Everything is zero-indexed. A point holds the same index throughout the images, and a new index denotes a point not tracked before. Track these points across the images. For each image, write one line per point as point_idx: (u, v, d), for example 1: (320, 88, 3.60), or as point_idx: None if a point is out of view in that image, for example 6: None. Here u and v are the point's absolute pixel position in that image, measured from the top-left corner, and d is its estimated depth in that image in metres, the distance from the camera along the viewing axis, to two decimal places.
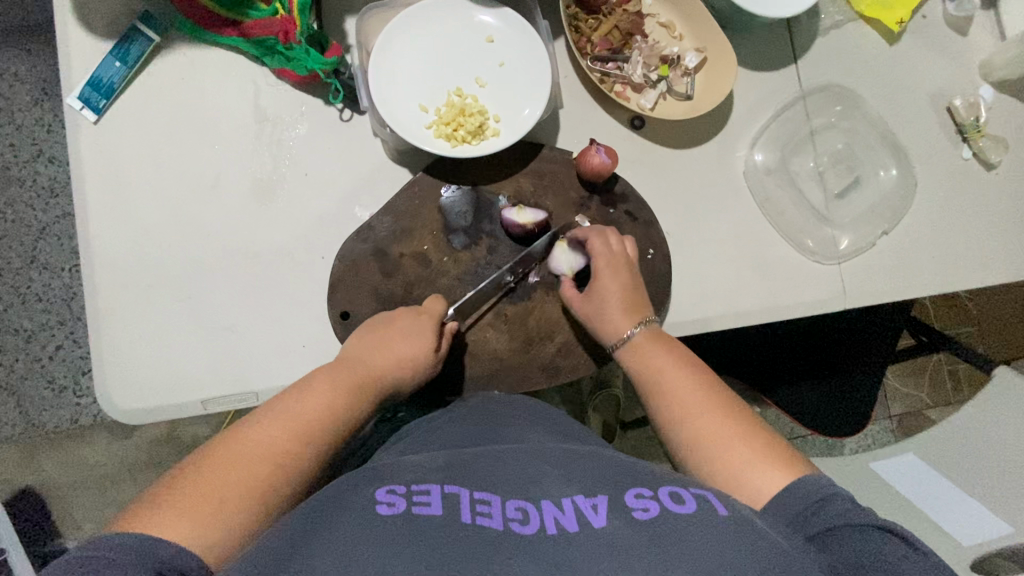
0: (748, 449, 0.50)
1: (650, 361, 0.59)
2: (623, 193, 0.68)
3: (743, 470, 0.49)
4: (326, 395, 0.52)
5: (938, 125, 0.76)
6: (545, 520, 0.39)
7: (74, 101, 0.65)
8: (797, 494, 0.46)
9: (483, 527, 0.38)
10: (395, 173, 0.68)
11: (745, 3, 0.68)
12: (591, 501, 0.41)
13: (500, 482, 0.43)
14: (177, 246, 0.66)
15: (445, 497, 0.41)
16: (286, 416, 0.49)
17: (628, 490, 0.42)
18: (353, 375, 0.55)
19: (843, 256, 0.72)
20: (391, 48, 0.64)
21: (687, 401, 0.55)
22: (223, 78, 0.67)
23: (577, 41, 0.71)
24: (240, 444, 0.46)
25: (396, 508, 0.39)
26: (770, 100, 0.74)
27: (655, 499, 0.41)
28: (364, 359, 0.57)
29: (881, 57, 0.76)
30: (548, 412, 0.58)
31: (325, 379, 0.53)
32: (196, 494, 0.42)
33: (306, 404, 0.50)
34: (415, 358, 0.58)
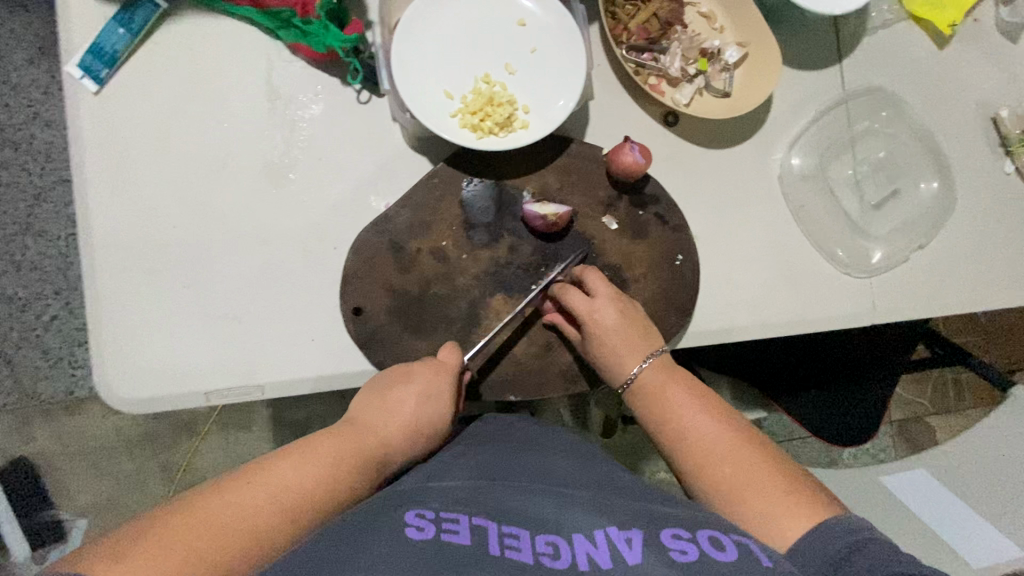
0: (767, 492, 0.48)
1: (659, 399, 0.56)
2: (653, 194, 0.65)
3: (762, 515, 0.47)
4: (331, 457, 0.46)
5: (984, 136, 0.73)
6: (577, 555, 0.38)
7: (74, 69, 0.60)
8: (828, 539, 0.44)
9: (513, 560, 0.37)
10: (415, 162, 0.65)
11: None
12: (624, 535, 0.39)
13: (529, 514, 0.41)
14: (182, 229, 0.62)
15: (474, 527, 0.39)
16: (282, 477, 0.43)
17: (663, 528, 0.41)
18: (361, 434, 0.50)
19: (875, 269, 0.70)
20: (416, 28, 0.60)
21: (700, 444, 0.52)
22: (234, 51, 0.63)
23: (613, 28, 0.66)
24: (226, 502, 0.40)
25: (425, 533, 0.38)
26: (811, 101, 0.70)
27: (692, 540, 0.40)
28: (388, 410, 0.53)
29: (930, 61, 0.72)
30: (568, 446, 0.57)
31: (330, 439, 0.48)
32: (205, 530, 0.38)
33: (307, 466, 0.45)
34: (423, 423, 0.54)
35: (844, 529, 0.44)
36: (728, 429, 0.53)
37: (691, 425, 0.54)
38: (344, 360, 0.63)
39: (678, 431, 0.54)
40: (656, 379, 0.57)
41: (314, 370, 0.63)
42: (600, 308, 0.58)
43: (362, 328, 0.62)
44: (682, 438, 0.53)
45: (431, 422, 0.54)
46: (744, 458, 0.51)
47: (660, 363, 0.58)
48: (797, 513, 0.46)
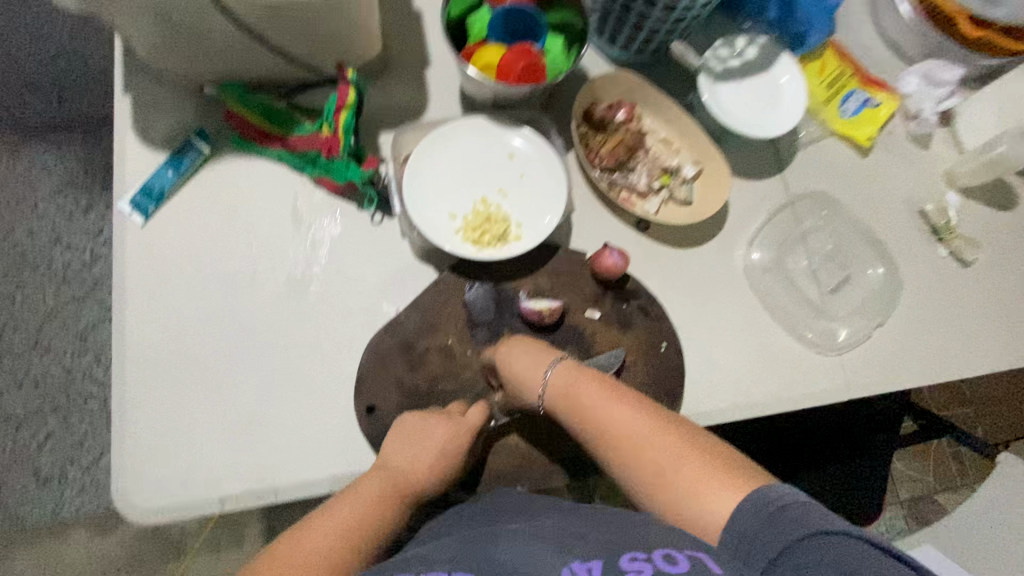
0: (694, 480, 0.49)
1: (573, 397, 0.58)
2: (635, 289, 0.72)
3: (694, 501, 0.48)
4: (372, 504, 0.53)
5: (915, 227, 0.84)
6: None
7: (125, 206, 0.70)
8: (749, 513, 0.45)
9: None
10: (421, 270, 0.73)
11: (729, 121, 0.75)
12: (586, 566, 0.43)
13: (504, 564, 0.45)
14: (209, 341, 0.68)
15: None
16: (336, 521, 0.51)
17: (621, 553, 0.44)
18: (397, 477, 0.57)
19: (843, 347, 0.77)
20: (423, 163, 0.71)
21: (613, 439, 0.54)
22: (265, 185, 0.73)
23: (587, 154, 0.78)
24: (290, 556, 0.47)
25: None
26: (763, 203, 0.81)
27: (648, 560, 0.42)
28: (401, 466, 0.58)
29: (856, 167, 0.86)
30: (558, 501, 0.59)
31: (371, 485, 0.55)
32: None
33: (355, 508, 0.53)
34: (449, 464, 0.59)
35: (767, 501, 0.45)
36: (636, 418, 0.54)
37: (610, 420, 0.55)
38: (356, 457, 0.66)
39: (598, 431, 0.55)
40: (565, 379, 0.59)
41: (327, 469, 0.66)
42: (506, 348, 0.64)
43: (375, 426, 0.66)
44: (605, 434, 0.55)
45: (443, 471, 0.59)
46: (666, 448, 0.51)
47: (568, 364, 0.61)
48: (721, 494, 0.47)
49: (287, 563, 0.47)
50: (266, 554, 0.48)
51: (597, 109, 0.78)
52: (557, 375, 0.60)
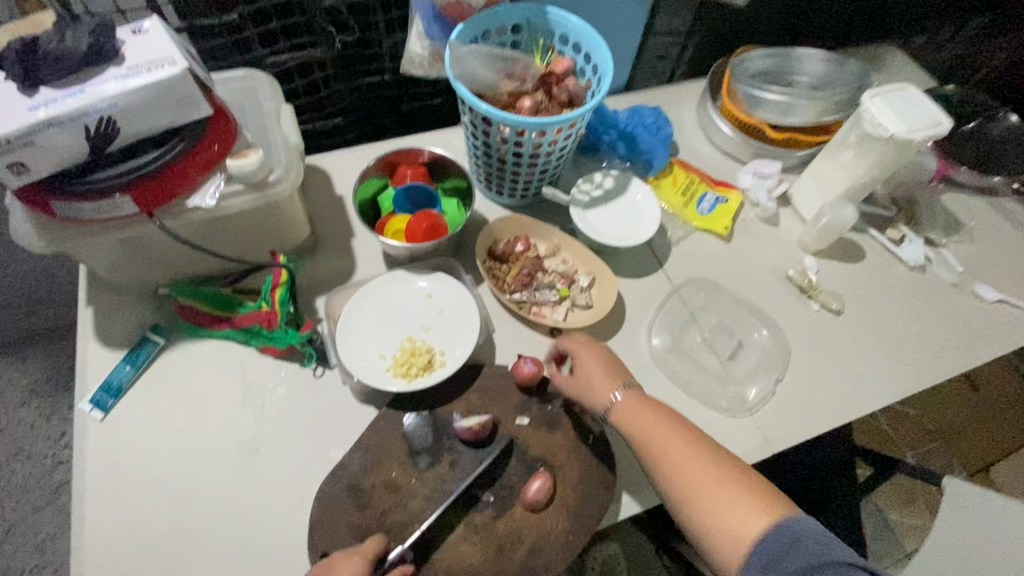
0: (728, 496, 0.61)
1: (636, 419, 0.71)
2: (555, 391, 0.81)
3: (712, 508, 0.61)
4: None
5: (786, 290, 0.99)
6: None
7: (85, 405, 0.77)
8: (773, 541, 0.56)
9: None
10: (363, 412, 0.80)
11: (600, 237, 0.91)
12: None
13: None
14: (164, 522, 0.72)
15: None
16: None
17: None
18: None
19: (753, 406, 0.86)
20: (353, 316, 0.82)
21: (661, 444, 0.68)
22: (214, 362, 0.83)
23: (496, 283, 0.92)
24: None
25: None
26: (653, 295, 0.95)
27: None
28: None
29: (724, 251, 1.02)
30: None
31: None
32: None
33: None
34: None
35: (790, 533, 0.56)
36: (692, 445, 0.67)
37: (668, 453, 0.67)
38: None
39: (654, 449, 0.68)
40: (631, 402, 0.72)
41: None
42: (584, 360, 0.78)
43: None
44: (667, 473, 0.66)
45: None
46: (736, 487, 0.62)
47: (635, 391, 0.74)
48: (754, 517, 0.59)
49: None
50: None
51: (497, 247, 0.94)
52: (623, 397, 0.73)
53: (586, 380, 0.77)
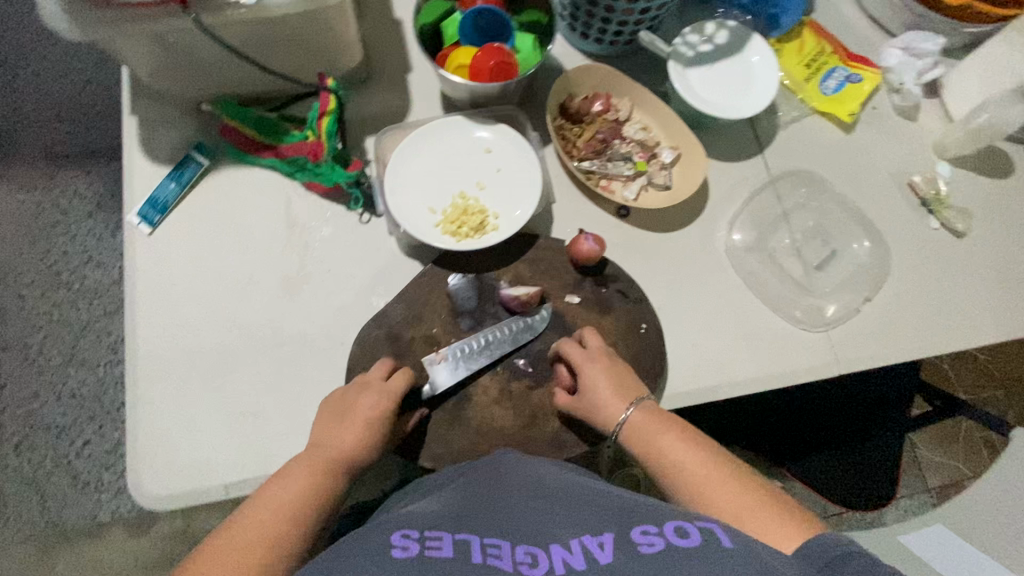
0: (759, 516, 0.52)
1: (657, 446, 0.59)
2: (614, 273, 0.74)
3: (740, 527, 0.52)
4: (298, 486, 0.56)
5: (904, 200, 0.83)
6: (554, 562, 0.44)
7: (133, 218, 0.75)
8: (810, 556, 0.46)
9: (493, 565, 0.43)
10: (408, 265, 0.77)
11: (697, 104, 0.77)
12: (597, 540, 0.46)
13: (513, 530, 0.48)
14: (211, 340, 0.73)
15: (459, 542, 0.46)
16: (270, 506, 0.54)
17: (633, 527, 0.47)
18: (320, 455, 0.60)
19: (830, 322, 0.77)
20: (403, 163, 0.74)
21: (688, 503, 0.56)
22: (259, 192, 0.78)
23: (564, 147, 0.80)
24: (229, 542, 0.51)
25: (410, 551, 0.44)
26: (743, 184, 0.82)
27: (659, 534, 0.45)
28: (326, 447, 0.60)
29: (839, 143, 0.85)
30: (540, 482, 0.56)
31: (295, 470, 0.58)
32: None
33: (288, 488, 0.56)
34: (371, 435, 0.62)
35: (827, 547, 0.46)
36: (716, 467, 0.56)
37: (686, 465, 0.57)
38: None
39: (665, 457, 0.59)
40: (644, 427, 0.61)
41: None
42: (589, 367, 0.66)
43: None
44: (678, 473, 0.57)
45: (371, 444, 0.62)
46: (765, 511, 0.53)
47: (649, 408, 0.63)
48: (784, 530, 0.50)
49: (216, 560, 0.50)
50: (215, 535, 0.52)
51: (571, 104, 0.81)
52: (637, 415, 0.62)
53: (591, 390, 0.64)
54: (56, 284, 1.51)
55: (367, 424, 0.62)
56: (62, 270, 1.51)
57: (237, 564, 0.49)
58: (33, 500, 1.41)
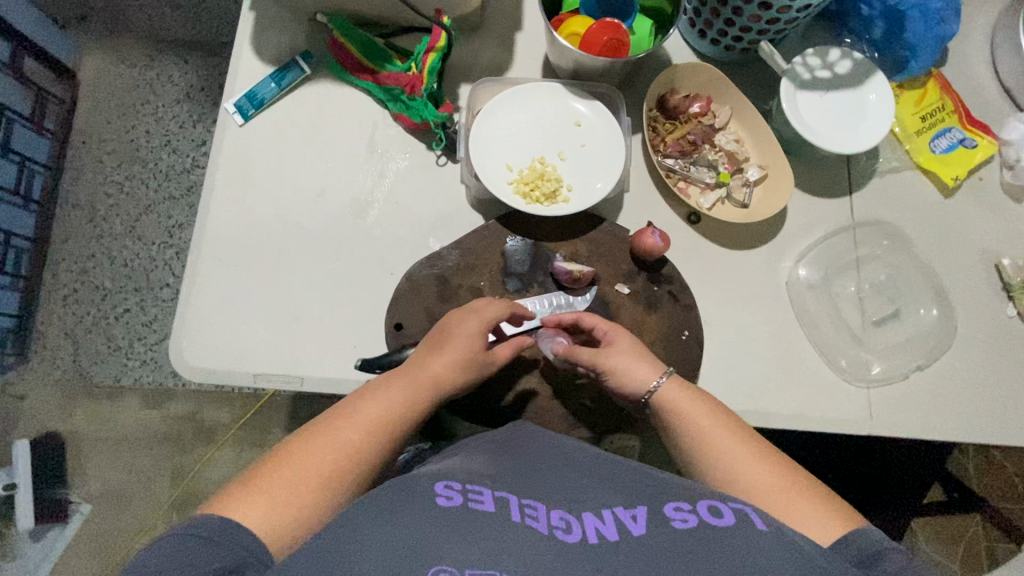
0: (794, 494, 0.52)
1: (689, 420, 0.59)
2: (669, 275, 0.74)
3: (780, 503, 0.51)
4: (382, 403, 0.57)
5: (986, 280, 0.79)
6: (587, 530, 0.44)
7: (230, 107, 0.79)
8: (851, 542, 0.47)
9: (530, 526, 0.44)
10: (471, 216, 0.78)
11: (799, 127, 0.74)
12: (630, 512, 0.46)
13: (547, 496, 0.48)
14: (274, 239, 0.76)
15: (497, 498, 0.46)
16: (354, 418, 0.55)
17: (666, 503, 0.47)
18: (408, 373, 0.60)
19: (874, 381, 0.74)
20: (494, 115, 0.75)
21: (727, 477, 0.54)
22: (349, 111, 0.80)
23: (652, 139, 0.80)
24: (310, 449, 0.52)
25: (454, 500, 0.45)
26: (822, 222, 0.80)
27: (692, 511, 0.46)
28: (414, 366, 0.60)
29: (934, 206, 0.82)
30: (583, 458, 0.56)
31: (380, 385, 0.58)
32: (260, 508, 0.47)
33: (372, 404, 0.56)
34: (462, 363, 0.61)
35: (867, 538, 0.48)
36: (746, 440, 0.57)
37: (715, 436, 0.57)
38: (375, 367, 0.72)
39: (696, 431, 0.58)
40: (677, 398, 0.60)
41: (348, 371, 0.72)
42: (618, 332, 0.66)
43: (399, 341, 0.72)
44: (706, 446, 0.57)
45: (461, 371, 0.61)
46: (790, 488, 0.52)
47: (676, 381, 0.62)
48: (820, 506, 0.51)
49: (298, 464, 0.51)
50: (299, 438, 0.54)
51: (671, 98, 0.80)
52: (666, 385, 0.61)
53: (629, 348, 0.65)
54: (133, 159, 1.59)
55: (462, 356, 0.61)
56: (141, 147, 1.59)
57: (322, 468, 0.51)
58: (68, 350, 1.50)
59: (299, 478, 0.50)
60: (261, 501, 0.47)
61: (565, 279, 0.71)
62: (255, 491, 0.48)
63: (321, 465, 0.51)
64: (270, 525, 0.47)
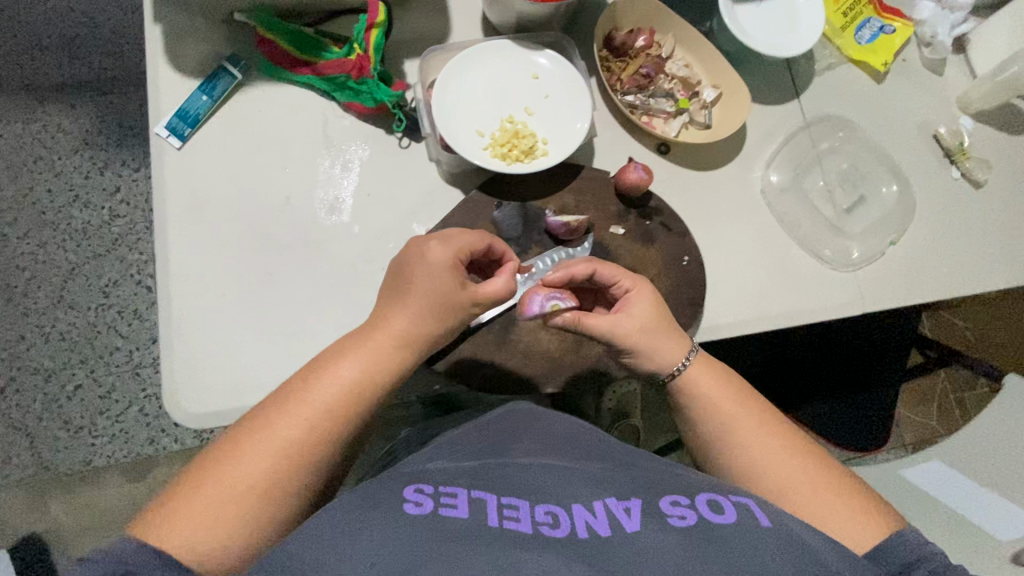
0: (831, 496, 0.54)
1: (718, 414, 0.61)
2: (656, 206, 0.75)
3: (816, 506, 0.54)
4: (330, 384, 0.54)
5: (928, 151, 0.86)
6: (576, 524, 0.45)
7: (161, 130, 0.72)
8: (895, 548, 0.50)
9: (511, 528, 0.44)
10: (450, 192, 0.76)
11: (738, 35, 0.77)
12: (624, 506, 0.47)
13: (531, 490, 0.49)
14: (250, 261, 0.71)
15: (472, 501, 0.46)
16: (300, 405, 0.53)
17: (663, 497, 0.48)
18: (362, 342, 0.57)
19: (858, 263, 0.79)
20: (451, 83, 0.72)
21: (765, 475, 0.56)
22: (295, 110, 0.75)
23: (608, 80, 0.80)
24: (252, 444, 0.51)
25: (424, 507, 0.45)
26: (779, 127, 0.83)
27: (691, 506, 0.47)
28: (370, 335, 0.57)
29: (871, 92, 0.87)
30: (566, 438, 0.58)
31: (333, 361, 0.56)
32: (196, 513, 0.48)
33: (320, 386, 0.54)
34: (419, 317, 0.58)
35: (908, 542, 0.49)
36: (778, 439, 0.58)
37: (746, 435, 0.59)
38: None
39: (730, 431, 0.59)
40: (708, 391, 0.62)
41: None
42: (636, 295, 0.64)
43: None
44: (741, 446, 0.58)
45: (423, 321, 0.58)
46: (827, 489, 0.54)
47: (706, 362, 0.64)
48: (856, 508, 0.53)
49: (240, 460, 0.50)
50: (243, 429, 0.52)
51: (617, 35, 0.80)
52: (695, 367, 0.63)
53: (643, 334, 0.62)
54: (41, 224, 1.43)
55: (420, 298, 0.59)
56: (47, 208, 1.43)
57: (264, 466, 0.50)
58: (23, 444, 1.36)
59: (245, 473, 0.49)
60: (196, 511, 0.48)
61: (563, 232, 0.71)
62: (192, 496, 0.48)
63: (268, 459, 0.50)
64: (217, 526, 0.48)
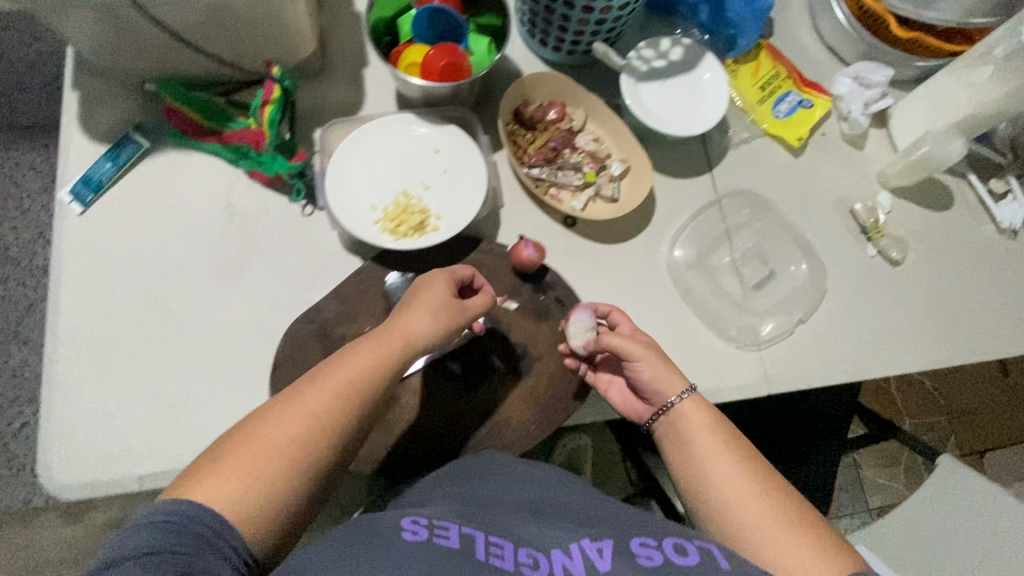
0: (795, 536, 0.52)
1: (690, 451, 0.59)
2: (551, 281, 0.74)
3: (778, 547, 0.52)
4: (354, 363, 0.55)
5: (845, 227, 0.85)
6: (554, 566, 0.47)
7: (65, 196, 0.73)
8: None
9: (497, 564, 0.46)
10: (348, 261, 0.76)
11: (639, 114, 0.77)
12: (597, 545, 0.48)
13: (513, 530, 0.50)
14: (140, 326, 0.71)
15: (464, 534, 0.48)
16: (320, 385, 0.53)
17: (633, 537, 0.50)
18: (382, 330, 0.58)
19: (764, 342, 0.78)
20: (348, 156, 0.73)
21: (736, 511, 0.55)
22: (200, 177, 0.76)
23: (515, 152, 0.81)
24: (270, 425, 0.50)
25: (420, 535, 0.46)
26: (690, 201, 0.83)
27: (658, 547, 0.48)
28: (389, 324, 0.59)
29: (788, 166, 0.87)
30: (542, 481, 0.59)
31: (354, 347, 0.56)
32: (217, 482, 0.47)
33: (343, 366, 0.55)
34: (435, 314, 0.59)
35: None
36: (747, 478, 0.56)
37: (716, 471, 0.57)
38: None
39: (700, 469, 0.58)
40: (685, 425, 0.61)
41: None
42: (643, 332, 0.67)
43: None
44: (713, 482, 0.57)
45: (441, 318, 0.60)
46: (790, 528, 0.53)
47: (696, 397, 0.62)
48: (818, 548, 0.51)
49: (260, 435, 0.50)
50: (262, 411, 0.52)
51: (526, 109, 0.81)
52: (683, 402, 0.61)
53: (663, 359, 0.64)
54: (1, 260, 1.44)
55: (431, 308, 0.60)
56: (9, 245, 1.44)
57: (288, 438, 0.50)
58: None
59: (266, 444, 0.49)
60: (219, 479, 0.47)
61: None
62: (214, 467, 0.48)
63: (289, 435, 0.50)
64: (236, 501, 0.46)
